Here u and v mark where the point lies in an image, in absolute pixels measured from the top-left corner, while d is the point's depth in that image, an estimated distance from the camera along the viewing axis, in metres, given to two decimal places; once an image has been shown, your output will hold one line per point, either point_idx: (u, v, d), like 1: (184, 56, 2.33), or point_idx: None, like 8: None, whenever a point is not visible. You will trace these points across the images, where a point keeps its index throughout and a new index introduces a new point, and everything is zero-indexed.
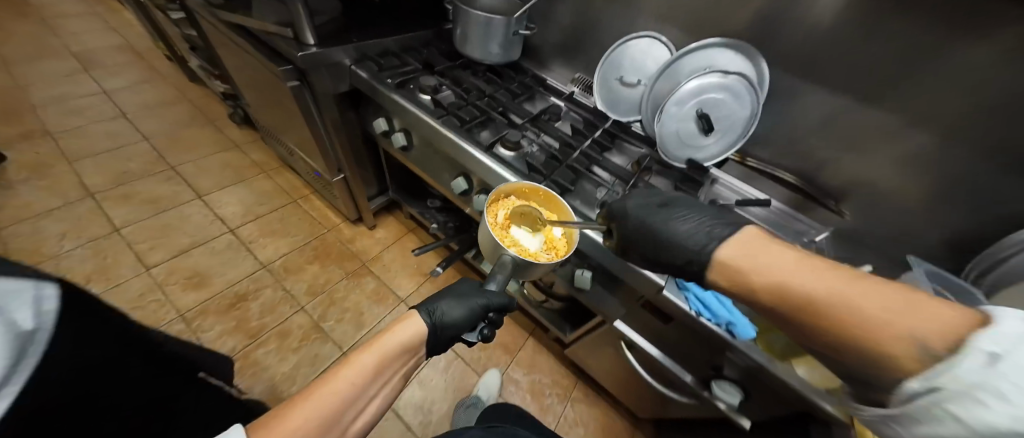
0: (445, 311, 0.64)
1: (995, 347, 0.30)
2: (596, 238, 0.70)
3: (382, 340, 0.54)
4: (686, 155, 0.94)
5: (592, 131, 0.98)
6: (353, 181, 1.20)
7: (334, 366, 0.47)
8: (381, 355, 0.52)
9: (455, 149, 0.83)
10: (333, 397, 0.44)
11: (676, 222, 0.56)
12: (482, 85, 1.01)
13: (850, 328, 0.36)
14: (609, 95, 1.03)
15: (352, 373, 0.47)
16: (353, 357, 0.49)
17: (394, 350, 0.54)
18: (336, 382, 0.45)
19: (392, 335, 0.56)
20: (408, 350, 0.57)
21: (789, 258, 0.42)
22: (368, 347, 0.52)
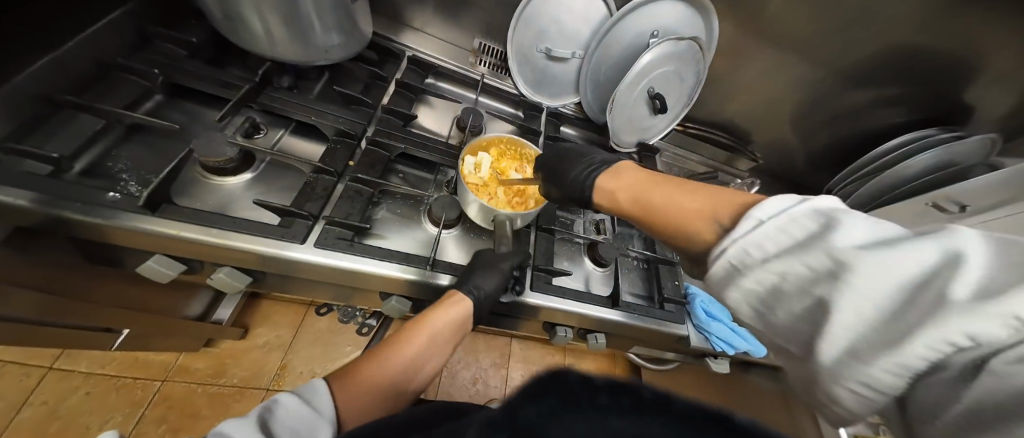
0: (481, 281, 0.46)
1: (764, 215, 0.26)
2: (621, 321, 0.58)
3: (431, 313, 0.45)
4: (636, 140, 0.78)
5: (533, 142, 0.71)
6: (168, 316, 0.69)
7: (383, 352, 0.41)
8: (432, 337, 0.44)
9: (373, 280, 0.49)
10: (392, 389, 0.40)
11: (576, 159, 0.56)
12: (336, 115, 0.57)
13: (667, 223, 0.37)
14: (535, 76, 0.72)
15: (404, 364, 0.41)
16: (404, 339, 0.42)
17: (446, 326, 0.45)
18: (390, 373, 0.40)
19: (439, 316, 0.45)
20: (464, 328, 0.47)
21: (649, 181, 0.43)
22: (418, 325, 0.44)
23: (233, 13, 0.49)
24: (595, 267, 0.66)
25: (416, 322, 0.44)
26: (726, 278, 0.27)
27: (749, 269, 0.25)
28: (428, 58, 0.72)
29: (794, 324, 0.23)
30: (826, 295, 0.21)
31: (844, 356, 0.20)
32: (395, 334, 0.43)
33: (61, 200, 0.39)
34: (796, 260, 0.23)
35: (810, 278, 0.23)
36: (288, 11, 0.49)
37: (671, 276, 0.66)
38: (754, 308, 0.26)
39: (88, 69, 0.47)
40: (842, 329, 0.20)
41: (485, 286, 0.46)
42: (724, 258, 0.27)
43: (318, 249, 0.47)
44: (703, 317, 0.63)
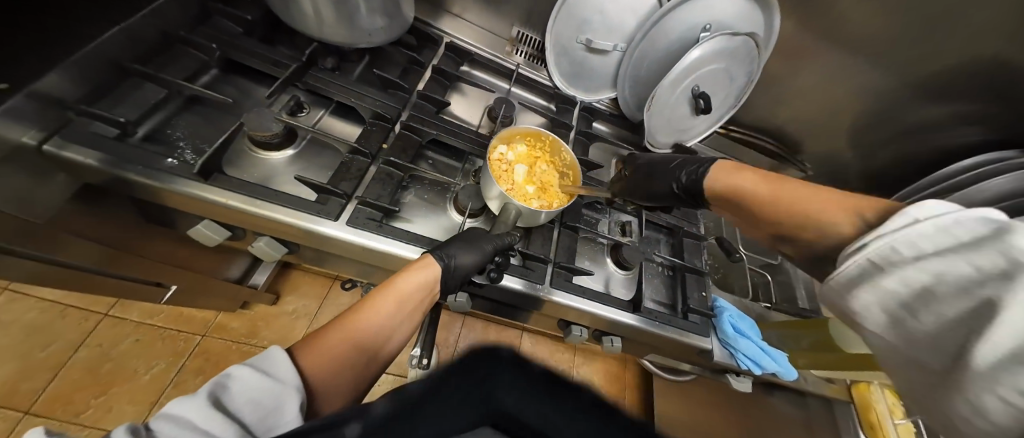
0: (456, 248, 0.48)
1: (917, 214, 0.23)
2: (641, 327, 0.56)
3: (399, 278, 0.45)
4: (673, 141, 0.75)
5: (565, 136, 0.70)
6: (209, 276, 0.75)
7: (352, 317, 0.41)
8: (402, 301, 0.44)
9: (399, 262, 0.51)
10: (367, 352, 0.39)
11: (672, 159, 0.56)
12: (374, 98, 0.58)
13: (798, 210, 0.34)
14: (572, 68, 0.70)
15: (375, 328, 0.41)
16: (373, 304, 0.42)
17: (416, 291, 0.46)
18: (362, 336, 0.39)
19: (408, 281, 0.45)
20: (432, 294, 0.49)
21: (764, 181, 0.41)
22: (386, 289, 0.44)
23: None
24: (619, 269, 0.64)
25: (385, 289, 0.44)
26: (862, 275, 0.25)
27: (892, 266, 0.23)
28: (465, 45, 0.71)
29: (942, 328, 0.21)
30: (993, 294, 0.19)
31: (1006, 358, 0.18)
32: (363, 301, 0.43)
33: (126, 161, 0.42)
34: (960, 258, 0.20)
35: (970, 278, 0.20)
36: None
37: (698, 285, 0.63)
38: (892, 314, 0.23)
39: (152, 42, 0.50)
40: (1008, 330, 0.18)
41: (459, 260, 0.48)
42: (862, 255, 0.25)
43: (349, 227, 0.48)
44: (731, 333, 0.60)
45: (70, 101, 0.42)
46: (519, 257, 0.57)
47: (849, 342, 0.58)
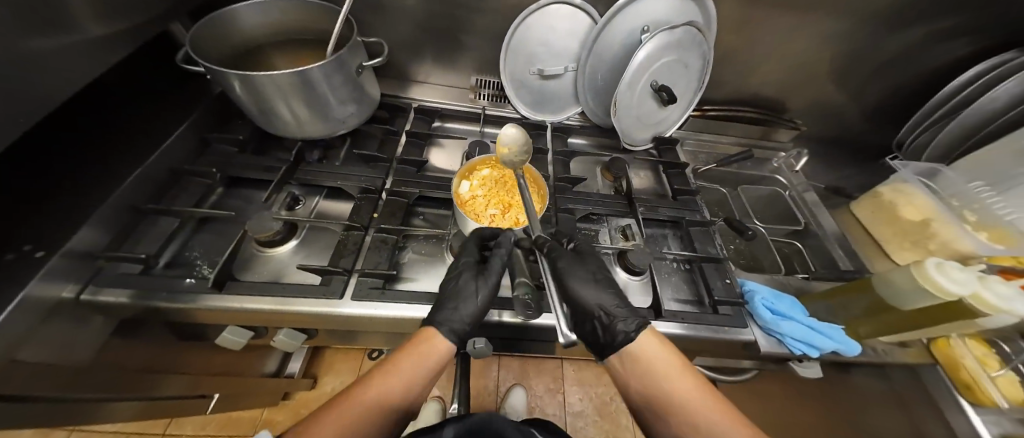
0: (457, 304, 0.48)
1: None
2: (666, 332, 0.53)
3: (407, 350, 0.44)
4: (649, 135, 0.75)
5: (542, 161, 0.71)
6: (246, 378, 0.78)
7: (355, 391, 0.40)
8: (406, 377, 0.42)
9: (408, 322, 0.52)
10: (368, 431, 0.38)
11: (575, 282, 0.50)
12: (360, 175, 0.63)
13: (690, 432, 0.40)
14: (533, 96, 0.74)
15: (377, 405, 0.40)
16: (376, 378, 0.41)
17: (422, 369, 0.43)
18: (363, 415, 0.38)
19: (415, 357, 0.44)
20: (442, 369, 0.46)
21: (678, 372, 0.44)
22: (392, 362, 0.43)
23: (263, 109, 0.57)
24: (630, 276, 0.62)
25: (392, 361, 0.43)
26: None
27: None
28: (432, 105, 0.77)
29: None
30: None
31: None
32: (369, 374, 0.42)
33: (150, 291, 0.47)
34: None
35: None
36: (306, 98, 0.56)
37: (719, 274, 0.60)
38: None
39: (162, 181, 0.56)
40: None
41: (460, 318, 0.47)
42: None
43: (354, 301, 0.50)
44: (769, 317, 0.55)
45: (98, 251, 0.48)
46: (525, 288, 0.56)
47: (910, 297, 0.49)
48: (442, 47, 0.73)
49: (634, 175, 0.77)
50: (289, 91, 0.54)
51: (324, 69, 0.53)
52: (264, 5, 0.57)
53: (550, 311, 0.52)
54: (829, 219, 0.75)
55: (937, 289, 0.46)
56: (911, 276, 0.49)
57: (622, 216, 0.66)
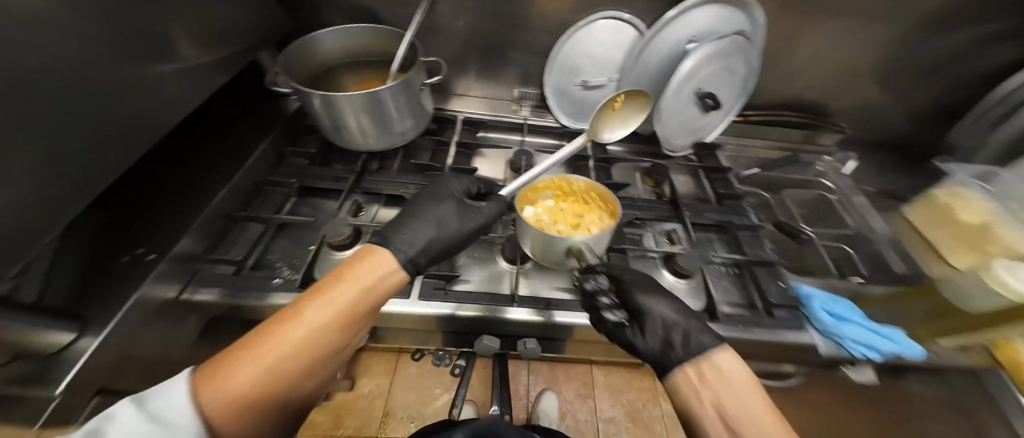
0: (409, 240, 0.45)
1: None
2: (720, 333, 0.54)
3: (343, 274, 0.38)
4: (689, 141, 0.77)
5: (585, 168, 0.74)
6: None
7: (280, 323, 0.34)
8: (341, 304, 0.36)
9: (470, 321, 0.54)
10: (307, 362, 0.34)
11: (648, 296, 0.43)
12: (420, 184, 0.67)
13: None
14: (575, 107, 0.77)
15: (306, 350, 0.34)
16: (304, 305, 0.35)
17: (359, 293, 0.38)
18: (295, 347, 0.33)
19: (351, 280, 0.38)
20: (391, 291, 0.41)
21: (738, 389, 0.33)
22: (325, 285, 0.37)
23: (337, 124, 0.63)
24: (678, 280, 0.63)
25: (324, 285, 0.37)
26: None
27: None
28: (476, 116, 0.80)
29: None
30: None
31: None
32: (297, 302, 0.36)
33: (240, 290, 0.52)
34: None
35: None
36: (376, 115, 0.62)
37: (773, 278, 0.61)
38: None
39: (245, 191, 0.63)
40: None
41: (415, 252, 0.45)
42: None
43: (422, 300, 0.54)
44: (829, 321, 0.55)
45: (196, 254, 0.54)
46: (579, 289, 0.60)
47: None
48: (487, 63, 0.77)
49: (677, 179, 0.78)
50: (363, 108, 0.60)
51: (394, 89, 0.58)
52: (341, 32, 0.65)
53: None
54: (883, 224, 0.73)
55: None
56: None
57: (665, 220, 0.68)
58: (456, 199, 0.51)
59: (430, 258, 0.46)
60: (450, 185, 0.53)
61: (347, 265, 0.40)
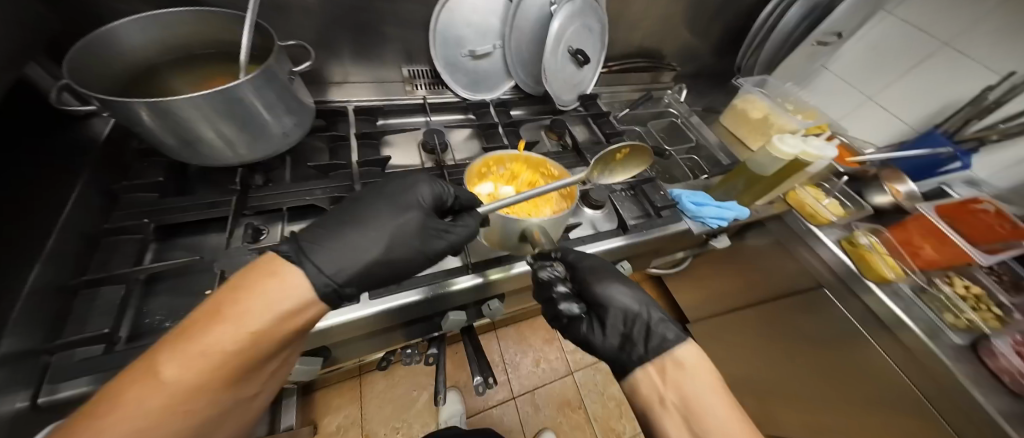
0: (341, 263, 0.40)
1: None
2: (636, 241, 0.66)
3: (225, 310, 0.34)
4: (574, 94, 0.86)
5: (496, 134, 0.76)
6: None
7: (135, 376, 0.31)
8: (219, 352, 0.33)
9: (430, 303, 0.54)
10: (174, 418, 0.32)
11: (608, 283, 0.50)
12: (325, 183, 0.59)
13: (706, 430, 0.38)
14: (469, 79, 0.78)
15: (169, 409, 0.31)
16: (167, 356, 0.31)
17: (243, 337, 0.34)
18: (150, 410, 0.30)
19: (230, 324, 0.33)
20: (293, 324, 0.37)
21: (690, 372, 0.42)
22: (198, 327, 0.33)
23: (185, 139, 0.46)
24: (593, 212, 0.74)
25: (198, 325, 0.33)
26: None
27: None
28: (365, 103, 0.71)
29: None
30: None
31: None
32: (162, 344, 0.32)
33: (125, 368, 0.39)
34: None
35: None
36: (240, 119, 0.47)
37: (655, 189, 0.75)
38: None
39: (76, 251, 0.46)
40: None
41: (344, 279, 0.40)
42: None
43: (372, 301, 0.50)
44: (693, 208, 0.71)
45: (37, 347, 0.39)
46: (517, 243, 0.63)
47: (766, 165, 0.67)
48: (364, 42, 0.70)
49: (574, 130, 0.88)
50: (219, 115, 0.45)
51: (254, 83, 0.45)
52: (148, 20, 0.49)
53: None
54: (713, 135, 0.96)
55: (775, 150, 0.65)
56: (764, 148, 0.67)
57: (572, 164, 0.77)
58: (423, 212, 0.47)
59: (363, 283, 0.43)
60: (417, 192, 0.48)
61: (233, 295, 0.35)
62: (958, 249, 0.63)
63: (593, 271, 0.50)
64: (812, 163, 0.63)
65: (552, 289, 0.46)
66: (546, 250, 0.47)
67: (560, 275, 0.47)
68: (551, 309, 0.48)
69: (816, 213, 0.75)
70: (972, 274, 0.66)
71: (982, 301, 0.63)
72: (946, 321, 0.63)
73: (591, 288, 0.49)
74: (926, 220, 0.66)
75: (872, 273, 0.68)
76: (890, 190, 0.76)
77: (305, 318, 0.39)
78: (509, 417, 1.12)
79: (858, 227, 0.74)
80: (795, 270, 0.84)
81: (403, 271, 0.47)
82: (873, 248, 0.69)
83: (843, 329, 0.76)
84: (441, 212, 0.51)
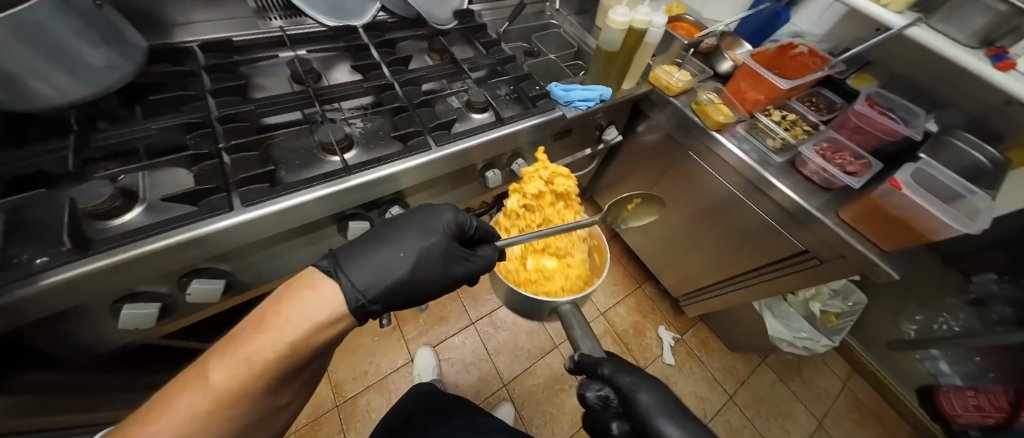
0: (372, 279, 0.43)
1: None
2: (516, 127, 0.70)
3: (269, 321, 0.37)
4: (444, 10, 0.85)
5: (368, 54, 0.75)
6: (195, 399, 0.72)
7: (192, 379, 0.35)
8: (260, 360, 0.35)
9: (312, 206, 0.56)
10: (219, 421, 0.35)
11: (665, 424, 0.43)
12: (177, 118, 0.57)
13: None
14: (328, 5, 0.77)
15: (213, 412, 0.34)
16: (219, 362, 0.35)
17: (282, 346, 0.36)
18: (201, 409, 0.34)
19: (271, 333, 0.36)
20: (326, 336, 0.39)
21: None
22: (246, 335, 0.36)
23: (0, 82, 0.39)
24: (482, 118, 0.74)
25: (246, 333, 0.37)
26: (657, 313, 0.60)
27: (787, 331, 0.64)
28: (214, 38, 0.69)
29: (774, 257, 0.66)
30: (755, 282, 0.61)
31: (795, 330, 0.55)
32: (217, 349, 0.37)
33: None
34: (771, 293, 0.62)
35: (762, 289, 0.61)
36: (44, 44, 0.41)
37: (531, 83, 0.77)
38: None
39: None
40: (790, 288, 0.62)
41: (373, 296, 0.43)
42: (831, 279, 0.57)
43: (248, 208, 0.51)
44: (561, 93, 0.75)
45: None
46: (402, 145, 0.65)
47: (608, 41, 0.73)
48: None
49: (458, 50, 0.85)
50: (17, 40, 0.38)
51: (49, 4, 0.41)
52: None
53: (427, 147, 0.63)
54: (594, 39, 0.95)
55: (611, 23, 0.70)
56: (606, 27, 0.72)
57: (450, 76, 0.76)
58: (447, 239, 0.50)
59: (389, 300, 0.45)
60: (443, 220, 0.51)
61: (276, 306, 0.38)
62: (768, 82, 0.75)
63: (650, 400, 0.45)
64: (644, 30, 0.71)
65: (607, 417, 0.48)
66: (589, 368, 0.48)
67: (606, 396, 0.47)
68: (604, 432, 0.49)
69: (667, 83, 0.84)
70: (790, 106, 0.83)
71: (796, 123, 0.80)
72: (769, 147, 0.78)
73: (645, 426, 0.44)
74: (747, 68, 0.78)
75: (711, 122, 0.79)
76: (729, 56, 0.86)
77: (334, 337, 0.40)
78: (470, 340, 1.16)
79: (706, 91, 0.85)
80: (674, 144, 0.92)
81: (425, 289, 0.50)
82: (711, 102, 0.81)
83: (712, 184, 0.87)
84: (463, 239, 0.55)
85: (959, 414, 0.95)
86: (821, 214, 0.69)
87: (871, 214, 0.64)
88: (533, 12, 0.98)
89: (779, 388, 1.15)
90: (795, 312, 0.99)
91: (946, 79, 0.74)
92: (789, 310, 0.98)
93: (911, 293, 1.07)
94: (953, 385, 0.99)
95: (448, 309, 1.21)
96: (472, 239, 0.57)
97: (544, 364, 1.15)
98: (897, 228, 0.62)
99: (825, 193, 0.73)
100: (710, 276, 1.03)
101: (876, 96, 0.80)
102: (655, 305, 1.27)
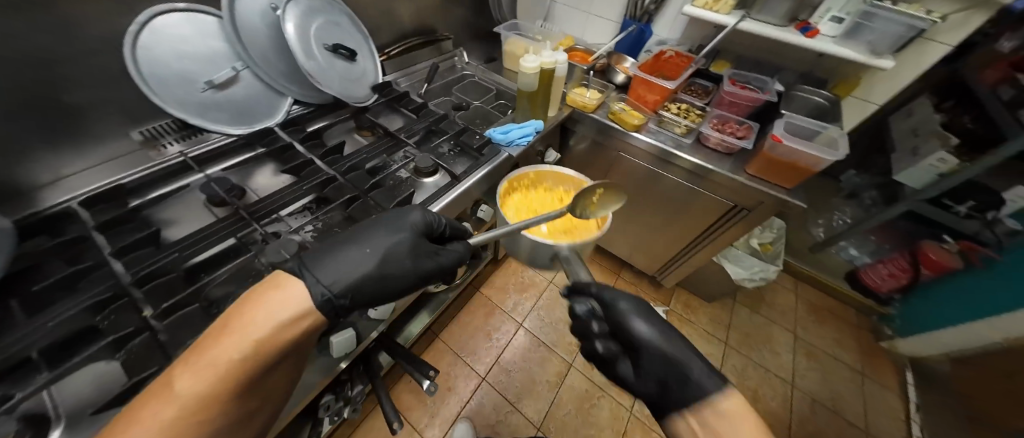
0: (337, 275, 0.42)
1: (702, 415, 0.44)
2: (469, 182, 0.70)
3: (232, 325, 0.36)
4: (361, 89, 0.81)
5: (293, 153, 0.70)
6: None
7: (156, 392, 0.34)
8: (226, 361, 0.35)
9: None
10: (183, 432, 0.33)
11: (636, 321, 0.49)
12: (76, 302, 0.45)
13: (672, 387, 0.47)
14: (232, 113, 0.68)
15: (179, 425, 0.33)
16: (182, 371, 0.34)
17: (247, 345, 0.36)
18: (167, 422, 0.32)
19: (235, 335, 0.36)
20: (293, 334, 0.38)
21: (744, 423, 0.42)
22: (209, 343, 0.36)
23: None
24: (434, 180, 0.72)
25: (210, 340, 0.36)
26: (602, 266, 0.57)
27: None
28: (94, 190, 0.58)
29: None
30: None
31: None
32: (179, 360, 0.35)
33: None
34: None
35: None
36: None
37: (470, 135, 0.79)
38: None
39: None
40: None
41: (340, 290, 0.42)
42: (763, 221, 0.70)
43: None
44: (501, 136, 0.79)
45: None
46: None
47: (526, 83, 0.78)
48: (43, 124, 0.54)
49: (386, 121, 0.84)
50: None
51: None
52: None
53: None
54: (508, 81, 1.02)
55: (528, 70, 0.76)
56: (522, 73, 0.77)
57: (389, 150, 0.74)
58: (415, 235, 0.50)
59: (358, 298, 0.44)
60: (412, 218, 0.51)
61: (238, 310, 0.37)
62: (659, 86, 0.88)
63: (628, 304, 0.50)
64: (553, 68, 0.79)
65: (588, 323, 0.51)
66: (578, 286, 0.51)
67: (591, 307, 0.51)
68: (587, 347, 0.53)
69: (582, 102, 0.93)
70: (679, 98, 0.97)
71: (689, 110, 0.94)
72: (678, 134, 0.90)
73: (624, 326, 0.50)
74: (639, 77, 0.91)
75: (629, 125, 0.90)
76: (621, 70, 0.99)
77: (298, 335, 0.39)
78: (487, 399, 1.09)
79: (615, 101, 0.96)
80: (601, 151, 1.03)
81: (394, 289, 0.48)
82: (621, 111, 0.92)
83: (650, 174, 0.98)
84: (433, 237, 0.55)
85: (880, 284, 1.22)
86: (735, 174, 0.83)
87: (769, 165, 0.78)
88: (445, 71, 1.03)
89: (757, 320, 1.30)
90: (743, 253, 1.15)
91: (773, 50, 0.96)
92: (738, 252, 1.14)
93: (810, 206, 1.32)
94: (864, 263, 1.27)
95: (452, 377, 1.13)
96: (443, 236, 0.56)
97: (566, 390, 1.13)
98: (789, 169, 0.76)
99: (730, 157, 0.87)
100: (673, 250, 1.13)
101: (733, 76, 0.98)
102: (636, 289, 1.35)
